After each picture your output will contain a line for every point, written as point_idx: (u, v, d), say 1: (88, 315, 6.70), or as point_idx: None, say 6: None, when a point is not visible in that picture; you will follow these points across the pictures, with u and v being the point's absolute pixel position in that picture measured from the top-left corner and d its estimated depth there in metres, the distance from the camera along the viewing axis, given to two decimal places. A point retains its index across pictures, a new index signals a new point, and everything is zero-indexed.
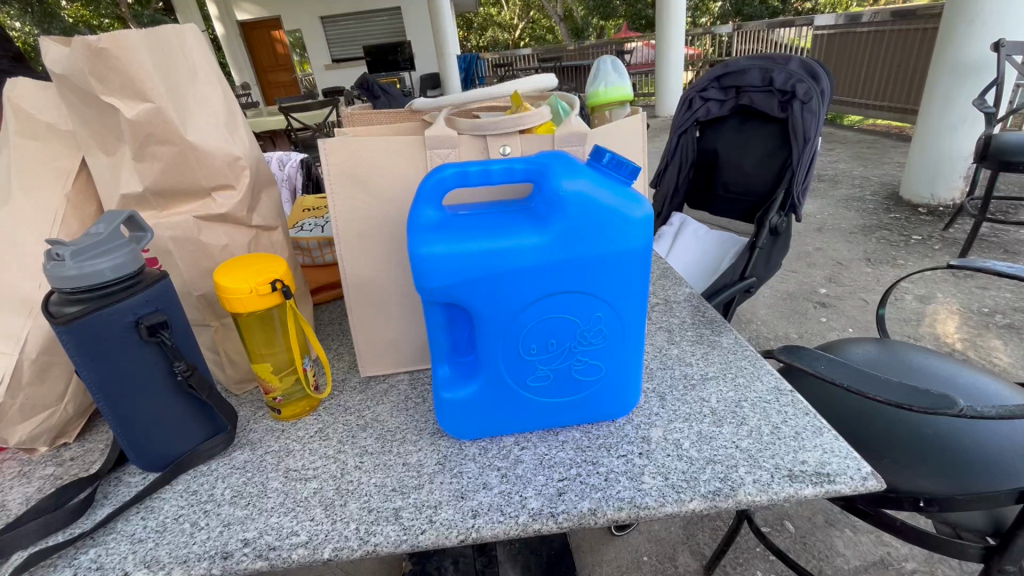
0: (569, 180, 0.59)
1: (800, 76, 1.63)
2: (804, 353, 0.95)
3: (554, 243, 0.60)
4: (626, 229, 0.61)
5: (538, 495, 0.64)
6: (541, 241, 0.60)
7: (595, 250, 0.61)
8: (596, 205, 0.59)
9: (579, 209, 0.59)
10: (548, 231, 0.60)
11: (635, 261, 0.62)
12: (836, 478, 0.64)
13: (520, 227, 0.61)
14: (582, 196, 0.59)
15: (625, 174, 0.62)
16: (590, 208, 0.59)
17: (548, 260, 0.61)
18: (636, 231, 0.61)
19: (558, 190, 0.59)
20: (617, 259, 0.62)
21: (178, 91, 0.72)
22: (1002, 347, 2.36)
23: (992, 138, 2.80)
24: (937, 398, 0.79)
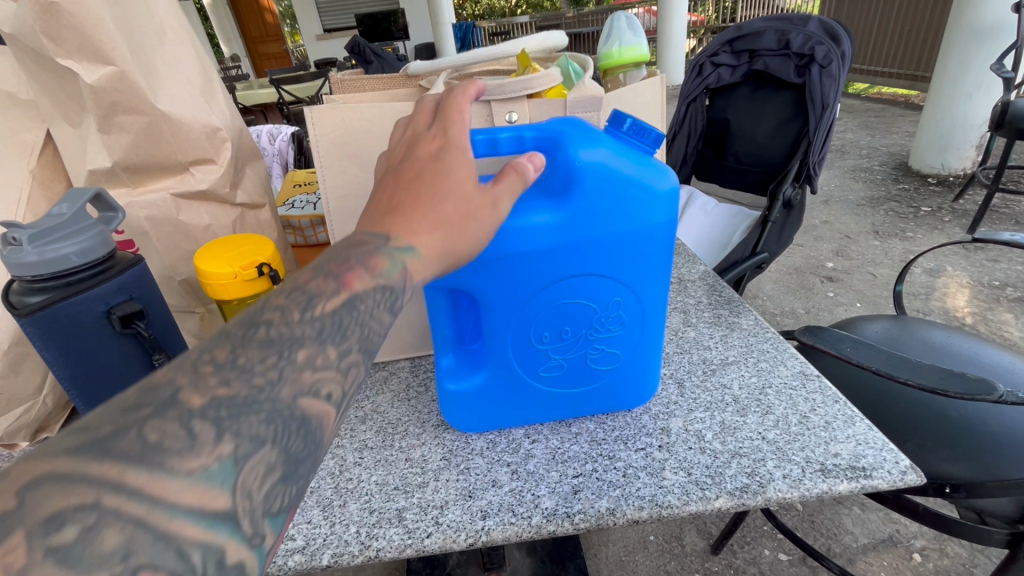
0: (587, 149, 0.53)
1: (819, 38, 1.53)
2: (827, 335, 0.90)
3: (570, 221, 0.54)
4: (649, 203, 0.54)
5: (552, 494, 0.60)
6: (555, 219, 0.54)
7: (615, 228, 0.55)
8: (617, 178, 0.53)
9: (598, 182, 0.53)
10: (564, 208, 0.53)
11: (660, 240, 0.57)
12: (872, 473, 0.59)
13: (533, 203, 0.54)
14: (601, 167, 0.52)
15: (648, 141, 0.56)
16: (610, 181, 0.53)
17: (563, 240, 0.55)
18: (662, 207, 0.55)
19: (575, 162, 0.52)
20: (639, 237, 0.56)
21: (145, 54, 0.64)
22: (1014, 320, 2.32)
23: (1008, 104, 2.73)
24: (975, 384, 0.73)
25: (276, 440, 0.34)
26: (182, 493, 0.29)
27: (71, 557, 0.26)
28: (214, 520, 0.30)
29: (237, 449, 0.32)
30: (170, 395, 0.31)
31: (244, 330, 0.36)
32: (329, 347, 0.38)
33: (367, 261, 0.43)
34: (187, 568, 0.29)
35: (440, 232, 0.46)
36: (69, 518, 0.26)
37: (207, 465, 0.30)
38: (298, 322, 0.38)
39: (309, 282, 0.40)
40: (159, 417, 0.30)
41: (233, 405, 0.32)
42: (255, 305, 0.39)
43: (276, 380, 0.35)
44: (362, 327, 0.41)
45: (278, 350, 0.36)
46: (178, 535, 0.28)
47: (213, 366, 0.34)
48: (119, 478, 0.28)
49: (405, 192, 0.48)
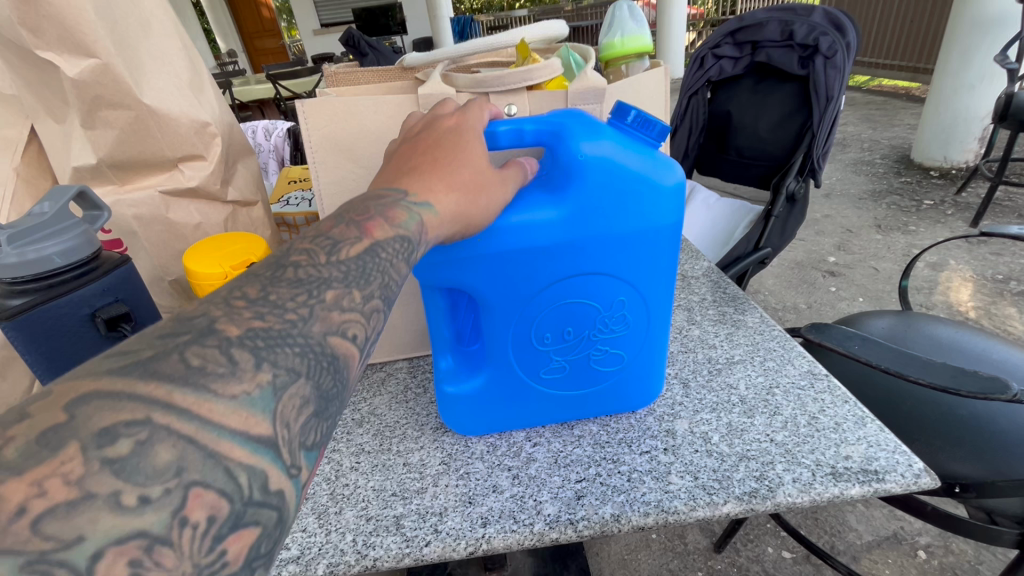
0: (589, 143, 0.50)
1: (824, 28, 1.50)
2: (834, 332, 0.88)
3: (573, 218, 0.52)
4: (655, 199, 0.52)
5: (555, 500, 0.58)
6: (556, 216, 0.51)
7: (619, 225, 0.53)
8: (621, 172, 0.51)
9: (601, 177, 0.50)
10: (566, 204, 0.51)
11: (666, 238, 0.54)
12: (885, 476, 0.57)
13: (534, 199, 0.52)
14: (604, 161, 0.50)
15: (653, 134, 0.53)
16: (614, 176, 0.51)
17: (566, 237, 0.52)
18: (667, 203, 0.52)
19: (577, 156, 0.50)
20: (644, 234, 0.54)
21: (130, 45, 0.61)
22: (1017, 315, 2.30)
23: (1012, 96, 2.70)
24: (988, 383, 0.71)
25: (311, 374, 0.34)
26: (229, 415, 0.29)
27: (126, 469, 0.26)
28: (258, 446, 0.30)
29: (276, 378, 0.32)
30: (207, 325, 0.32)
31: (271, 271, 0.37)
32: (355, 290, 0.38)
33: (386, 213, 0.43)
34: (234, 489, 0.29)
35: (456, 194, 0.47)
36: (121, 432, 0.26)
37: (250, 390, 0.30)
38: (324, 265, 0.38)
39: (332, 229, 0.40)
40: (199, 343, 0.31)
41: (269, 334, 0.32)
42: (280, 250, 0.39)
43: (307, 316, 0.35)
44: (387, 273, 0.40)
45: (307, 289, 0.36)
46: (226, 455, 0.29)
47: (245, 301, 0.34)
48: (165, 397, 0.28)
49: (423, 156, 0.49)
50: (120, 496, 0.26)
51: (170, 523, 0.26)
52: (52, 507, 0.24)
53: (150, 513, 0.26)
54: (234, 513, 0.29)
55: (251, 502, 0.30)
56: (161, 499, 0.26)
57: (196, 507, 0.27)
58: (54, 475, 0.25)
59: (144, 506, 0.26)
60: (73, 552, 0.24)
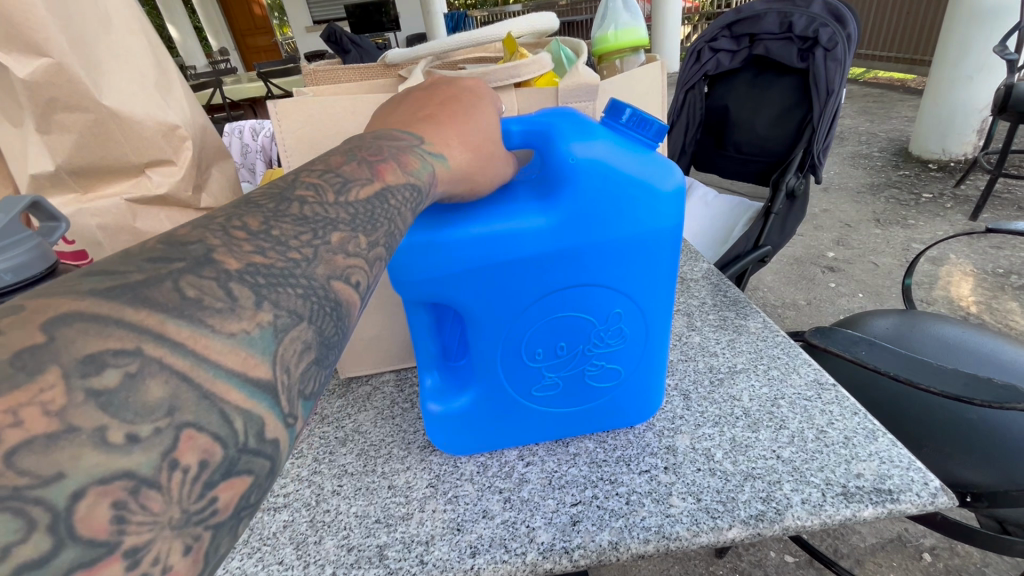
0: (581, 144, 0.47)
1: (823, 19, 1.46)
2: (839, 336, 0.84)
3: (565, 227, 0.48)
4: (654, 205, 0.48)
5: (548, 526, 0.54)
6: (547, 224, 0.47)
7: (615, 232, 0.49)
8: (617, 177, 0.47)
9: (596, 180, 0.47)
10: (558, 210, 0.47)
11: (665, 246, 0.51)
12: (900, 496, 0.54)
13: (523, 205, 0.48)
14: (598, 163, 0.46)
15: (650, 134, 0.49)
16: (608, 180, 0.47)
17: (558, 247, 0.49)
18: (667, 208, 0.49)
19: (568, 158, 0.46)
20: (642, 243, 0.50)
21: (86, 44, 0.57)
22: (1019, 309, 2.27)
23: (1012, 87, 2.67)
24: (1000, 390, 0.68)
25: (312, 319, 0.30)
26: (227, 355, 0.26)
27: (114, 404, 0.23)
28: (256, 391, 0.27)
29: (276, 319, 0.28)
30: (204, 254, 0.28)
31: (275, 204, 0.33)
32: (361, 235, 0.35)
33: (400, 158, 0.40)
34: (229, 434, 0.26)
35: (469, 155, 0.45)
36: (109, 361, 0.23)
37: (249, 329, 0.27)
38: (333, 205, 0.34)
39: (342, 166, 0.37)
40: (195, 273, 0.27)
41: (271, 272, 0.29)
42: (285, 180, 0.36)
43: (310, 257, 0.31)
44: (394, 222, 0.37)
45: (313, 228, 0.32)
46: (222, 397, 0.26)
47: (246, 233, 0.30)
48: (158, 328, 0.25)
49: (438, 109, 0.47)
50: (107, 433, 0.22)
51: (160, 465, 0.23)
52: (29, 440, 0.21)
53: (139, 453, 0.23)
54: (227, 459, 0.26)
55: (246, 448, 0.27)
56: (151, 438, 0.23)
57: (186, 450, 0.24)
58: (32, 404, 0.21)
59: (133, 445, 0.23)
60: (53, 491, 0.21)
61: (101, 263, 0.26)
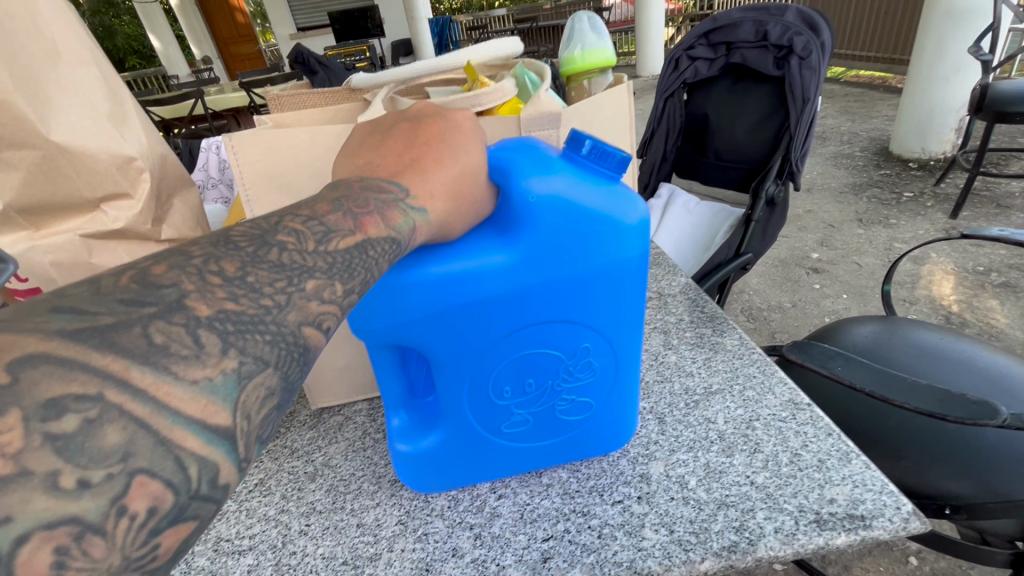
0: (541, 180, 0.46)
1: (797, 28, 1.48)
2: (816, 351, 0.84)
3: (526, 263, 0.47)
4: (620, 240, 0.48)
5: (519, 564, 0.53)
6: (508, 262, 0.46)
7: (577, 267, 0.48)
8: (578, 211, 0.46)
9: (556, 216, 0.46)
10: (519, 247, 0.46)
11: (630, 277, 0.50)
12: (872, 522, 0.54)
13: (482, 242, 0.47)
14: (558, 198, 0.45)
15: (613, 165, 0.48)
16: (569, 216, 0.46)
17: (520, 284, 0.47)
18: (632, 241, 0.48)
19: (528, 194, 0.45)
20: (606, 277, 0.49)
21: (31, 77, 0.55)
22: (999, 307, 2.30)
23: (987, 87, 2.72)
24: (974, 408, 0.67)
25: (279, 365, 0.30)
26: (188, 402, 0.26)
27: (70, 447, 0.23)
28: (215, 437, 0.27)
29: (241, 366, 0.28)
30: (176, 299, 0.28)
31: (254, 248, 0.32)
32: (338, 283, 0.34)
33: (385, 213, 0.39)
34: (182, 481, 0.26)
35: (447, 203, 0.44)
36: (70, 407, 0.23)
37: (213, 376, 0.27)
38: (312, 253, 0.34)
39: (327, 215, 0.36)
40: (165, 318, 0.27)
41: (241, 319, 0.29)
42: (269, 222, 0.34)
43: (282, 303, 0.31)
44: (371, 272, 0.36)
45: (288, 276, 0.32)
46: (178, 443, 0.26)
47: (221, 279, 0.30)
48: (122, 374, 0.25)
49: (424, 150, 0.46)
50: (58, 478, 0.23)
51: (107, 512, 0.23)
52: None
53: (88, 498, 0.23)
54: (177, 506, 0.26)
55: (197, 495, 0.27)
56: (102, 484, 0.23)
57: (137, 496, 0.24)
58: None
59: (83, 490, 0.23)
60: None
61: (71, 298, 0.26)
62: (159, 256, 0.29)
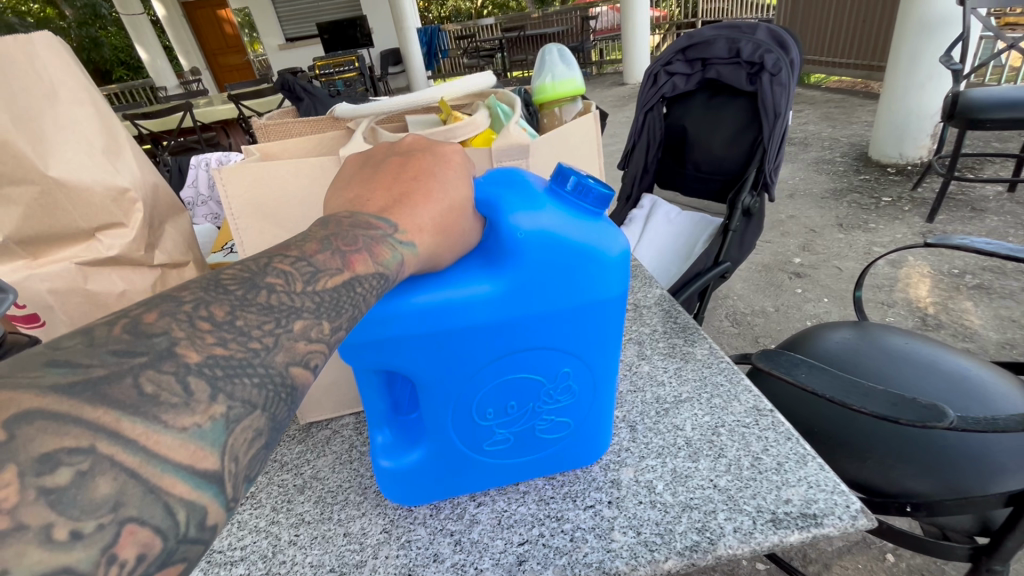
0: (524, 215, 0.49)
1: (768, 45, 1.54)
2: (783, 359, 0.88)
3: (508, 293, 0.50)
4: (599, 272, 0.51)
5: (495, 567, 0.57)
6: (491, 290, 0.49)
7: (557, 296, 0.51)
8: (559, 243, 0.49)
9: (539, 249, 0.49)
10: (502, 278, 0.49)
11: (608, 306, 0.54)
12: (823, 520, 0.58)
13: (467, 272, 0.50)
14: (543, 232, 0.49)
15: (594, 201, 0.51)
16: (552, 249, 0.49)
17: (503, 312, 0.51)
18: (614, 273, 0.52)
19: (514, 229, 0.48)
20: (583, 306, 0.53)
21: (29, 117, 0.59)
22: (973, 308, 2.37)
23: (959, 95, 2.80)
24: (925, 412, 0.72)
25: (266, 407, 0.32)
26: (176, 449, 0.27)
27: (63, 501, 0.24)
28: (202, 481, 0.28)
29: (230, 411, 0.30)
30: (166, 346, 0.29)
31: (243, 292, 0.34)
32: (325, 322, 0.36)
33: (373, 249, 0.40)
34: (170, 526, 0.27)
35: (435, 237, 0.46)
36: (63, 460, 0.25)
37: (201, 423, 0.29)
38: (299, 294, 0.35)
39: (316, 255, 0.37)
40: (155, 367, 0.28)
41: (230, 363, 0.30)
42: (257, 264, 0.36)
43: (271, 345, 0.33)
44: (359, 308, 0.38)
45: (276, 317, 0.34)
46: (167, 490, 0.27)
47: (211, 324, 0.31)
48: (113, 425, 0.26)
49: (413, 183, 0.48)
50: (52, 530, 0.24)
51: (99, 560, 0.24)
52: None
53: (80, 549, 0.24)
54: (166, 550, 0.27)
55: (186, 538, 0.28)
56: (93, 534, 0.24)
57: (127, 544, 0.25)
58: None
59: (75, 541, 0.24)
60: None
61: (65, 350, 0.27)
62: (150, 303, 0.31)
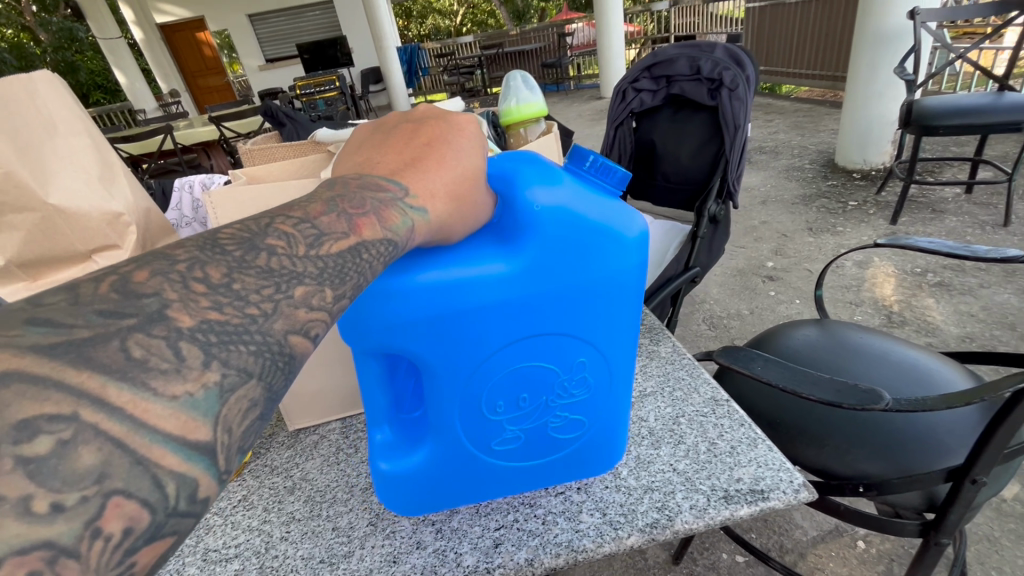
0: (543, 191, 0.52)
1: (725, 63, 1.64)
2: (741, 354, 0.95)
3: (524, 270, 0.52)
4: (619, 250, 0.54)
5: (474, 550, 0.61)
6: (511, 268, 0.52)
7: (573, 276, 0.54)
8: (580, 220, 0.52)
9: (557, 223, 0.52)
10: (517, 257, 0.52)
11: (626, 288, 0.56)
12: (769, 494, 0.64)
13: (485, 251, 0.53)
14: (559, 206, 0.52)
15: (614, 180, 0.57)
16: (570, 224, 0.52)
17: (517, 292, 0.53)
18: (632, 251, 0.55)
19: (531, 204, 0.52)
20: (594, 289, 0.55)
21: (32, 149, 0.64)
22: (935, 305, 2.49)
23: (913, 103, 2.97)
24: (863, 396, 0.79)
25: (263, 375, 0.32)
26: (166, 419, 0.28)
27: (42, 472, 0.24)
28: (194, 453, 0.29)
29: (223, 379, 0.30)
30: (157, 309, 0.30)
31: (241, 253, 0.34)
32: (327, 289, 0.37)
33: (381, 213, 0.43)
34: (158, 499, 0.28)
35: (450, 203, 0.50)
36: (42, 428, 0.25)
37: (193, 392, 0.29)
38: (301, 258, 0.36)
39: (320, 218, 0.39)
40: (144, 331, 0.29)
41: (225, 330, 0.31)
42: (259, 225, 0.37)
43: (270, 312, 0.33)
44: (362, 274, 0.39)
45: (276, 282, 0.34)
46: (156, 462, 0.28)
47: (204, 287, 0.32)
48: (99, 392, 0.27)
49: (425, 149, 0.52)
50: (30, 502, 0.24)
51: (82, 534, 0.25)
52: None
53: (61, 522, 0.25)
54: (154, 524, 0.28)
55: (175, 512, 0.29)
56: (76, 507, 0.25)
57: (112, 518, 0.26)
58: None
59: (56, 514, 0.24)
60: None
61: (47, 310, 0.28)
62: (142, 262, 0.31)
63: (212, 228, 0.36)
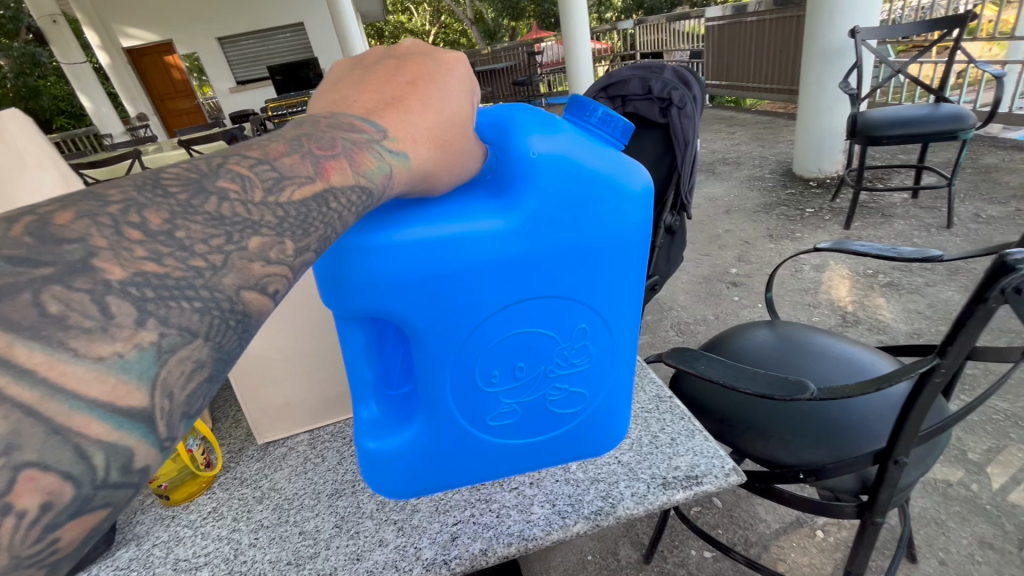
0: (541, 141, 0.56)
1: (674, 84, 1.74)
2: (687, 355, 1.02)
3: (519, 224, 0.57)
4: (626, 201, 0.58)
5: (432, 544, 0.66)
6: (508, 223, 0.56)
7: (574, 229, 0.58)
8: (582, 170, 0.56)
9: (554, 170, 0.56)
10: (513, 211, 0.57)
11: (631, 243, 0.61)
12: (703, 479, 0.70)
13: (482, 207, 0.58)
14: (557, 153, 0.56)
15: (614, 129, 0.62)
16: (569, 171, 0.56)
17: (510, 248, 0.57)
18: (636, 204, 0.59)
19: (530, 151, 0.56)
20: (593, 243, 0.60)
21: None
22: (885, 304, 2.63)
23: (858, 115, 3.16)
24: (792, 386, 0.87)
25: (210, 335, 0.32)
26: (89, 383, 0.28)
27: None
28: (127, 422, 0.29)
29: (162, 340, 0.30)
30: (80, 260, 0.30)
31: (187, 196, 0.35)
32: (287, 241, 0.37)
33: (354, 156, 0.44)
34: (84, 472, 0.28)
35: (435, 149, 0.53)
36: None
37: (123, 352, 0.29)
38: (256, 205, 0.37)
39: (282, 160, 0.40)
40: (63, 283, 0.29)
41: (163, 284, 0.31)
42: (210, 165, 0.38)
43: (219, 265, 0.33)
44: (329, 224, 0.40)
45: (227, 232, 0.35)
46: (79, 431, 0.28)
47: (141, 235, 0.32)
48: (7, 350, 0.26)
49: (409, 88, 0.54)
50: None
51: None
52: None
53: None
54: (80, 498, 0.28)
55: (105, 484, 0.29)
56: None
57: (25, 492, 0.26)
58: None
59: None
60: None
61: None
62: (67, 203, 0.31)
63: (156, 169, 0.36)
